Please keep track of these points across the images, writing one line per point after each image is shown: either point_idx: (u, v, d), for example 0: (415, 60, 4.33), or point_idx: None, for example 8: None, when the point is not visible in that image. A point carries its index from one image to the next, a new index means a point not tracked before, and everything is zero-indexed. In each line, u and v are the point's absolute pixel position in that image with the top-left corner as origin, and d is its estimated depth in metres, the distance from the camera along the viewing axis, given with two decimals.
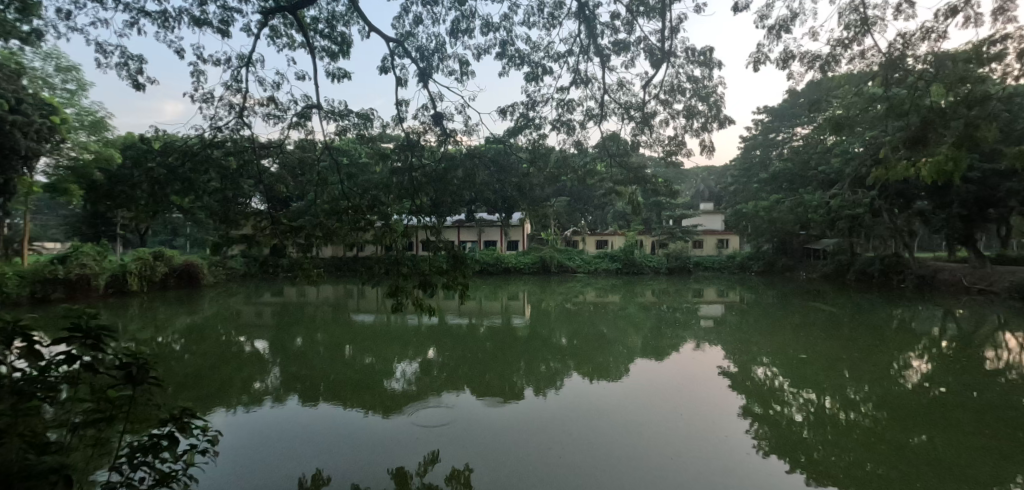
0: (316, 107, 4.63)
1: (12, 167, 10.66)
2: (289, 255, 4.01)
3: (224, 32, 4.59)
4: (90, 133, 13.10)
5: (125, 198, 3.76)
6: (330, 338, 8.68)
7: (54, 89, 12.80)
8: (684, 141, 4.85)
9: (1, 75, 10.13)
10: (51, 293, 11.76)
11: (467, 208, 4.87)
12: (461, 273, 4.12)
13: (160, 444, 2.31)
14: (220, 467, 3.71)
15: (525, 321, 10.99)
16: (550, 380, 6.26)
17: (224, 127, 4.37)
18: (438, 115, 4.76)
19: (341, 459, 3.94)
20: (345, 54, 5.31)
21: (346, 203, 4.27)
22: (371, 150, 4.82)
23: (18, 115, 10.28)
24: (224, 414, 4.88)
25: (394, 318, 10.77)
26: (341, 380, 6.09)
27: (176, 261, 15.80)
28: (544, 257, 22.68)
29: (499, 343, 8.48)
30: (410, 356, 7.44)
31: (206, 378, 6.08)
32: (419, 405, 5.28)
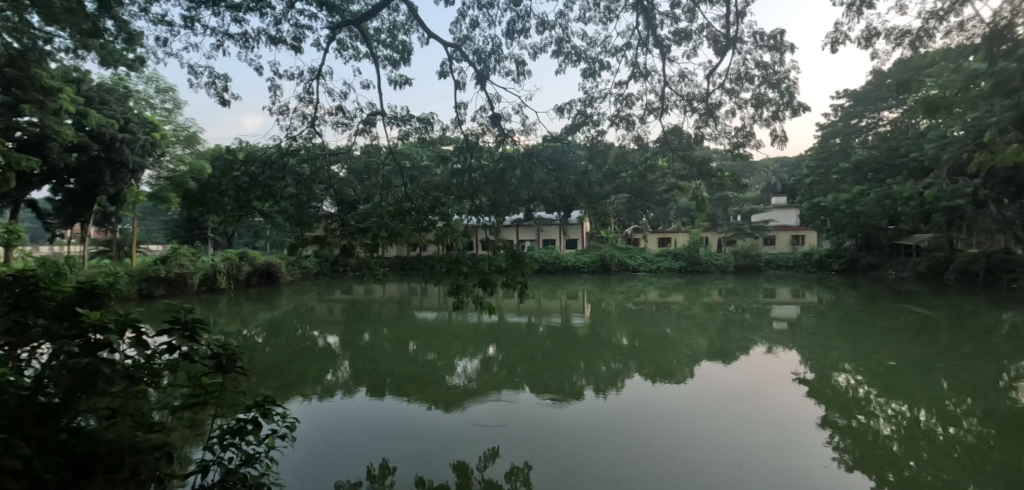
0: (381, 113, 4.86)
1: (122, 180, 12.00)
2: (357, 255, 4.26)
3: (296, 48, 4.91)
4: (185, 146, 14.49)
5: (214, 204, 4.15)
6: (395, 334, 9.07)
7: (154, 109, 14.27)
8: (753, 132, 4.63)
9: (112, 98, 11.40)
10: (155, 291, 13.14)
11: (525, 207, 4.91)
12: (520, 271, 4.21)
13: (246, 428, 2.53)
14: (297, 452, 4.01)
15: (585, 320, 10.88)
16: (611, 382, 6.17)
17: (298, 137, 4.70)
18: (496, 115, 4.83)
19: (405, 450, 4.12)
20: (406, 61, 5.52)
21: (409, 205, 4.45)
22: (432, 153, 4.97)
23: (127, 133, 11.56)
24: (300, 403, 5.26)
25: (456, 316, 11.03)
26: (406, 375, 6.34)
27: (258, 262, 17.14)
28: (605, 256, 22.38)
29: (559, 342, 8.49)
30: (471, 353, 7.63)
31: (285, 369, 6.57)
32: (479, 401, 5.41)
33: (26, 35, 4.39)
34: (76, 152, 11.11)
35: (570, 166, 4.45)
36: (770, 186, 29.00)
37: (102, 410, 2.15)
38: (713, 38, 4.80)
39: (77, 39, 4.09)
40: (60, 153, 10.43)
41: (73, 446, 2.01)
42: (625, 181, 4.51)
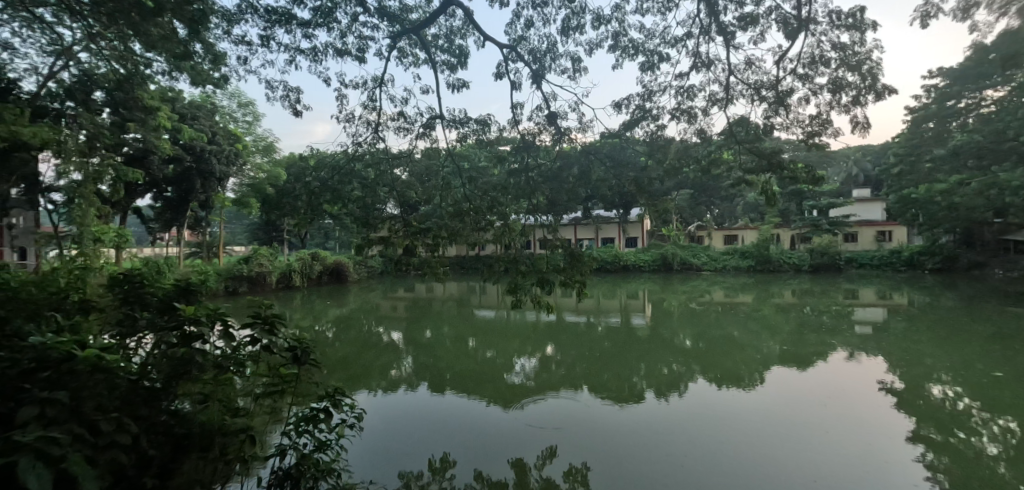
0: (440, 117, 5.02)
1: (211, 187, 13.14)
2: (419, 255, 4.46)
3: (360, 59, 5.18)
4: (264, 155, 15.64)
5: (289, 208, 4.51)
6: (455, 331, 9.32)
7: (237, 121, 15.51)
8: (830, 119, 4.34)
9: (201, 114, 12.50)
10: (239, 288, 14.29)
11: (583, 206, 4.88)
12: (579, 270, 4.21)
13: (318, 416, 2.73)
14: (364, 441, 4.26)
15: (646, 321, 10.62)
16: (674, 385, 6.01)
17: (364, 142, 4.96)
18: (553, 114, 4.84)
19: (465, 445, 4.25)
20: (463, 64, 5.65)
21: (468, 205, 4.59)
22: (489, 154, 5.06)
23: (214, 144, 12.69)
24: (367, 395, 5.55)
25: (515, 315, 11.13)
26: (465, 372, 6.51)
27: (329, 261, 18.17)
28: (667, 254, 21.72)
29: (618, 342, 8.37)
30: (529, 351, 7.70)
31: (353, 362, 6.95)
32: (537, 400, 5.45)
33: (130, 61, 4.91)
34: (173, 163, 12.31)
35: (629, 162, 4.34)
36: (850, 177, 26.86)
37: (196, 395, 2.43)
38: (783, 21, 4.55)
39: (172, 62, 4.54)
40: (159, 165, 11.58)
41: (172, 427, 2.28)
42: (688, 177, 4.36)
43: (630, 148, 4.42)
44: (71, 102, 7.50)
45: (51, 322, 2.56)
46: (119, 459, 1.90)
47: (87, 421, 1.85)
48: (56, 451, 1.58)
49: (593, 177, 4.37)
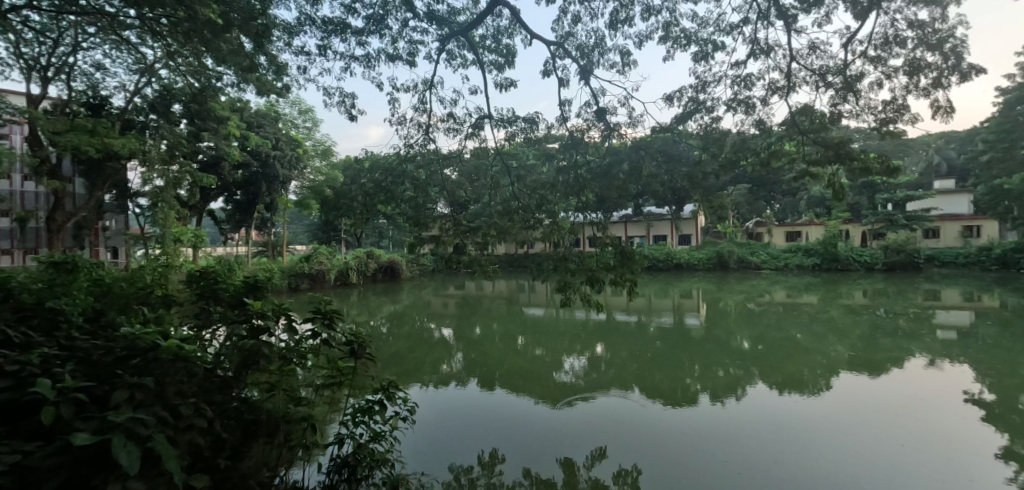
0: (488, 117, 5.08)
1: (275, 190, 13.96)
2: (469, 253, 4.56)
3: (411, 63, 5.32)
4: (322, 159, 16.42)
5: (346, 208, 4.75)
6: (504, 329, 9.43)
7: (298, 127, 16.38)
8: (906, 104, 4.02)
9: (266, 121, 13.28)
10: (301, 285, 15.12)
11: (633, 203, 4.76)
12: (629, 269, 4.13)
13: (373, 409, 2.86)
14: (416, 433, 4.40)
15: (701, 321, 10.25)
16: (730, 388, 5.79)
17: (415, 144, 5.10)
18: (602, 110, 4.77)
19: (514, 441, 4.30)
20: (510, 64, 5.68)
21: (516, 203, 4.64)
22: (538, 152, 5.04)
23: (277, 150, 13.48)
24: (419, 389, 5.72)
25: (564, 314, 11.07)
26: (514, 369, 6.56)
27: (383, 259, 18.83)
28: (723, 252, 20.88)
29: (670, 343, 8.17)
30: (578, 350, 7.65)
31: (406, 357, 7.19)
32: (586, 399, 5.42)
33: (203, 75, 5.29)
34: (241, 169, 13.18)
35: (681, 156, 4.18)
36: (931, 167, 24.69)
37: (263, 384, 2.62)
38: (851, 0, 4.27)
39: (240, 75, 4.86)
40: (229, 170, 12.43)
41: (243, 412, 2.48)
42: (746, 170, 4.14)
43: (683, 142, 4.26)
44: (155, 114, 8.21)
45: (139, 315, 2.83)
46: (196, 440, 2.09)
47: (169, 405, 2.04)
48: (144, 431, 1.76)
49: (643, 173, 4.24)
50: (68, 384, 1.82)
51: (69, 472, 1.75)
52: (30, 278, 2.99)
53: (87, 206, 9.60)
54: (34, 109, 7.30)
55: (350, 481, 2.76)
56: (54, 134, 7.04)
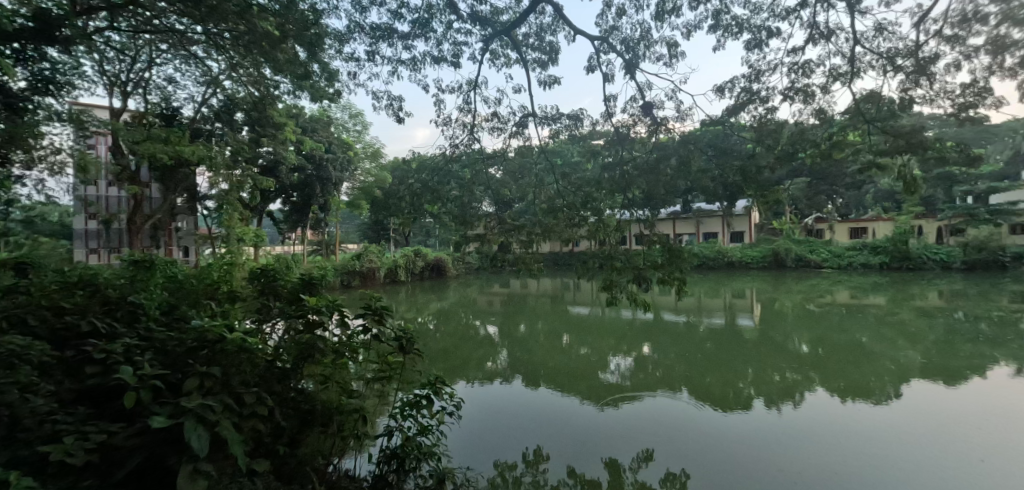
0: (532, 115, 5.09)
1: (329, 192, 14.58)
2: (513, 251, 4.61)
3: (455, 64, 5.40)
4: (372, 160, 16.97)
5: (395, 208, 4.92)
6: (549, 327, 9.44)
7: (349, 131, 17.02)
8: (988, 86, 3.70)
9: (319, 126, 13.88)
10: (352, 282, 15.73)
11: (682, 199, 4.61)
12: (678, 267, 4.02)
13: (421, 403, 2.94)
14: (462, 429, 4.49)
15: (755, 323, 9.82)
16: (787, 394, 5.53)
17: (460, 144, 5.20)
18: (648, 105, 4.67)
19: (559, 440, 4.31)
20: (554, 61, 5.67)
21: (561, 201, 4.62)
22: (583, 149, 5.00)
23: (330, 153, 14.13)
24: (465, 385, 5.83)
25: (610, 313, 10.93)
26: (559, 368, 6.55)
27: (430, 257, 19.26)
28: (779, 249, 19.92)
29: (721, 344, 7.90)
30: (624, 350, 7.54)
31: (452, 353, 7.34)
32: (633, 400, 5.34)
33: (263, 85, 5.60)
34: (297, 172, 13.86)
35: (733, 148, 4.01)
36: None
37: (318, 376, 2.75)
38: None
39: (295, 82, 5.10)
40: (286, 173, 13.08)
41: (299, 403, 2.63)
42: (805, 162, 3.91)
43: (736, 135, 4.10)
44: (219, 122, 8.75)
45: (207, 309, 3.06)
46: (257, 427, 2.24)
47: (233, 393, 2.20)
48: (210, 416, 1.90)
49: (693, 167, 4.09)
50: (146, 372, 2.00)
51: (148, 451, 1.92)
52: (116, 275, 3.30)
53: (161, 209, 10.38)
54: (116, 121, 7.96)
55: (398, 472, 2.86)
56: (134, 143, 7.67)
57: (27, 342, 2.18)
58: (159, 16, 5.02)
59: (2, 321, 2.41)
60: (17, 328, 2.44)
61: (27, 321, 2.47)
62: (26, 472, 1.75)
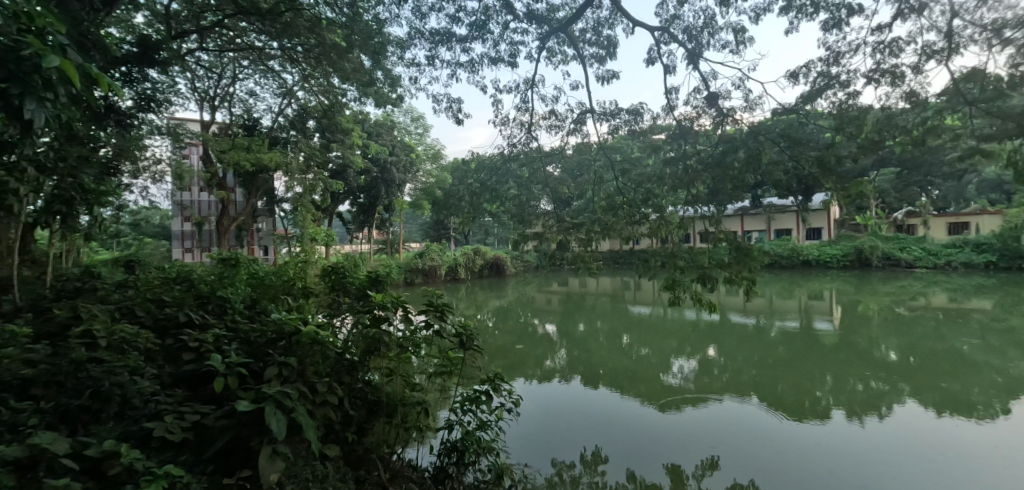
0: (590, 112, 5.04)
1: (393, 193, 15.17)
2: (572, 249, 4.59)
3: (512, 64, 5.45)
4: (432, 162, 17.47)
5: (455, 208, 5.04)
6: (609, 327, 9.30)
7: (411, 133, 17.63)
8: None
9: (384, 130, 14.51)
10: (415, 279, 16.27)
11: (751, 194, 4.35)
12: (747, 267, 3.83)
13: (480, 398, 3.02)
14: (520, 426, 4.55)
15: (835, 327, 9.12)
16: (871, 405, 5.11)
17: (518, 143, 5.24)
18: (713, 96, 4.48)
19: (618, 442, 4.25)
20: (611, 55, 5.58)
21: (621, 198, 4.53)
22: (643, 144, 4.86)
23: (394, 156, 14.71)
24: (524, 382, 5.89)
25: (672, 312, 10.60)
26: (619, 369, 6.44)
27: (489, 255, 19.55)
28: (863, 246, 18.40)
29: (795, 348, 7.43)
30: (687, 352, 7.29)
31: (511, 351, 7.42)
32: (697, 405, 5.15)
33: (332, 94, 5.92)
34: (364, 174, 14.54)
35: (810, 139, 3.71)
36: None
37: (384, 369, 2.90)
38: None
39: (361, 90, 5.35)
40: (353, 176, 13.77)
41: (366, 394, 2.79)
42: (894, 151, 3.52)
43: (813, 124, 3.75)
44: (293, 130, 9.35)
45: (284, 304, 3.30)
46: (328, 414, 2.39)
47: (307, 382, 2.37)
48: (287, 403, 2.07)
49: (763, 159, 3.83)
50: (232, 360, 2.20)
51: (234, 432, 2.11)
52: (206, 272, 3.62)
53: (244, 211, 11.23)
54: (206, 132, 8.74)
55: (458, 465, 2.94)
56: (221, 152, 8.39)
57: (136, 331, 2.46)
58: (240, 35, 5.46)
59: (115, 311, 2.74)
60: (127, 318, 2.76)
61: (134, 312, 2.78)
62: (134, 445, 1.98)
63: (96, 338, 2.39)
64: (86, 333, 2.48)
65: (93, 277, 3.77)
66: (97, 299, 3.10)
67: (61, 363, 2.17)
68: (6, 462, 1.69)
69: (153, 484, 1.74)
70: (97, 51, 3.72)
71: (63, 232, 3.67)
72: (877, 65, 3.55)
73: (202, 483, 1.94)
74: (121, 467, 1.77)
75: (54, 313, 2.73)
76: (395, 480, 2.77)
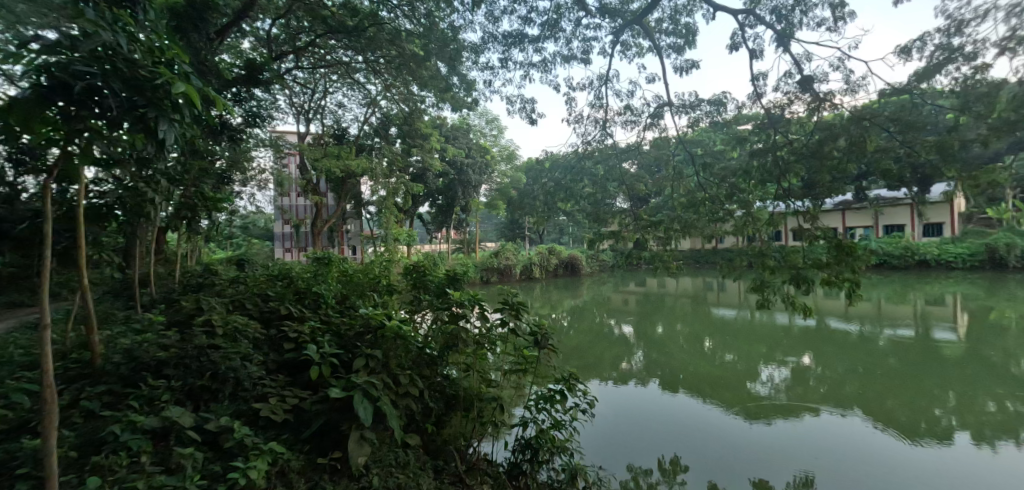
0: (669, 104, 4.87)
1: (469, 194, 15.60)
2: (650, 248, 4.44)
3: (585, 60, 5.40)
4: (507, 163, 17.77)
5: (530, 207, 5.09)
6: (690, 329, 8.92)
7: (486, 136, 18.07)
8: None
9: (460, 134, 15.00)
10: (490, 277, 16.61)
11: (854, 186, 3.92)
12: (848, 266, 3.37)
13: (554, 397, 3.04)
14: (595, 427, 4.51)
15: (961, 337, 8.01)
16: (1005, 430, 4.45)
17: (593, 140, 5.19)
18: (806, 80, 4.13)
19: (699, 452, 4.08)
20: (690, 43, 5.35)
21: (703, 194, 4.32)
22: (727, 137, 4.58)
23: (469, 158, 15.18)
24: (598, 383, 5.84)
25: (761, 316, 9.93)
26: (700, 374, 6.16)
27: (564, 255, 19.48)
28: (996, 244, 15.99)
29: (908, 360, 6.65)
30: (778, 359, 6.80)
31: (587, 351, 7.35)
32: (790, 417, 4.79)
33: (412, 101, 6.24)
34: (442, 176, 15.11)
35: (928, 122, 3.21)
36: None
37: (462, 364, 3.02)
38: None
39: (439, 96, 5.57)
40: (432, 178, 14.39)
41: (446, 387, 2.93)
42: None
43: (929, 104, 3.27)
44: (377, 137, 9.95)
45: (370, 299, 3.55)
46: (410, 405, 2.55)
47: (392, 374, 2.55)
48: (373, 392, 2.24)
49: (869, 147, 3.38)
50: (326, 351, 2.41)
51: (328, 416, 2.31)
52: (304, 270, 3.98)
53: (335, 214, 12.11)
54: (302, 143, 9.56)
55: (532, 462, 2.98)
56: (314, 160, 9.12)
57: (245, 322, 2.77)
58: (331, 51, 5.93)
59: (229, 304, 3.09)
60: (239, 310, 3.11)
61: (244, 305, 3.13)
62: (244, 422, 2.25)
63: (215, 327, 2.73)
64: (207, 322, 2.84)
65: (213, 274, 4.28)
66: (215, 292, 3.52)
67: (187, 348, 2.51)
68: (146, 431, 2.00)
69: (258, 458, 1.97)
70: (211, 73, 4.19)
71: (188, 234, 4.19)
72: (1013, 29, 2.98)
73: (299, 461, 2.15)
74: (233, 441, 2.02)
75: (181, 304, 3.14)
76: (471, 471, 2.88)
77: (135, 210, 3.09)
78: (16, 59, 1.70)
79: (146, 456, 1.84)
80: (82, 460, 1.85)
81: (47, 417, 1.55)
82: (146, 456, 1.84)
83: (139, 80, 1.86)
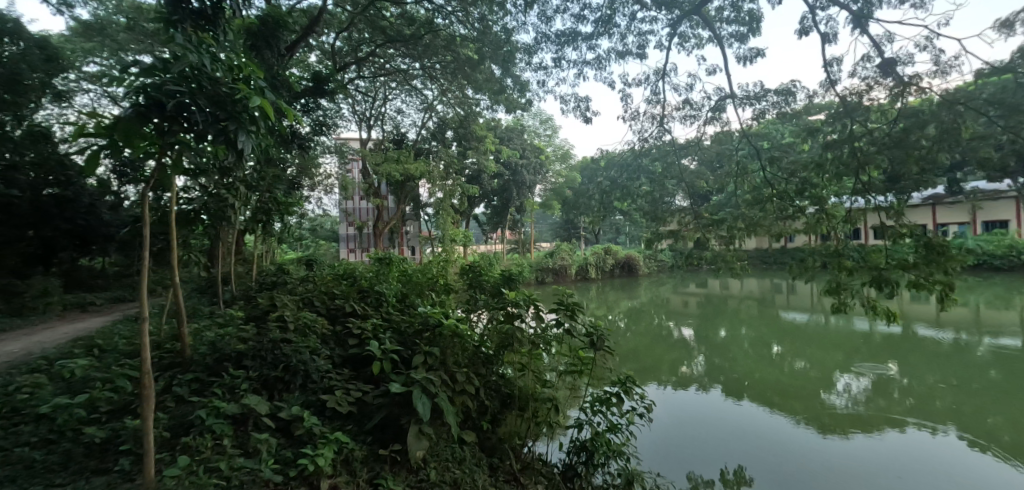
0: (731, 97, 4.67)
1: (524, 194, 15.67)
2: (712, 248, 4.26)
3: (641, 55, 5.29)
4: (562, 163, 17.70)
5: (586, 207, 5.05)
6: (757, 334, 8.48)
7: (541, 136, 18.09)
8: None
9: (515, 135, 15.12)
10: (546, 277, 16.63)
11: (946, 179, 3.56)
12: (939, 267, 3.07)
13: (610, 400, 3.00)
14: (653, 433, 4.41)
15: None
16: None
17: (650, 136, 5.07)
18: (886, 64, 3.81)
19: (766, 464, 3.88)
20: (754, 31, 5.11)
21: (771, 191, 4.10)
22: (797, 128, 4.30)
23: (524, 159, 15.27)
24: (657, 387, 5.69)
25: (838, 321, 9.26)
26: (768, 382, 5.85)
27: (621, 255, 19.12)
28: None
29: (1013, 373, 5.96)
30: (857, 367, 6.32)
31: (646, 354, 7.18)
32: (871, 432, 4.43)
33: (468, 104, 6.36)
34: (497, 177, 15.29)
35: None
36: None
37: (517, 364, 3.05)
38: None
39: (493, 98, 5.64)
40: (488, 180, 14.60)
41: (501, 386, 2.97)
42: None
43: None
44: (434, 141, 10.23)
45: (428, 299, 3.66)
46: (466, 402, 2.61)
47: (449, 371, 2.62)
48: (431, 388, 2.32)
49: (963, 134, 3.06)
50: (387, 348, 2.52)
51: (388, 409, 2.43)
52: (366, 270, 4.16)
53: (395, 216, 12.55)
54: (364, 148, 10.01)
55: (587, 464, 2.96)
56: (376, 165, 9.53)
57: (314, 318, 2.95)
58: (390, 60, 6.16)
59: (300, 301, 3.31)
60: (308, 307, 3.32)
61: (313, 302, 3.34)
62: (313, 412, 2.40)
63: (287, 323, 2.93)
64: (280, 318, 3.05)
65: (286, 273, 4.58)
66: (288, 290, 3.77)
67: (263, 341, 2.71)
68: (227, 416, 2.18)
69: (326, 446, 2.09)
70: (281, 86, 4.48)
71: (264, 236, 4.50)
72: None
73: (362, 451, 2.27)
74: (304, 429, 2.17)
75: (258, 301, 3.40)
76: (525, 471, 2.89)
77: (219, 214, 3.38)
78: (119, 82, 1.91)
79: (228, 439, 2.01)
80: (174, 440, 2.05)
81: (146, 401, 1.74)
82: (228, 439, 2.01)
83: (221, 96, 2.04)
